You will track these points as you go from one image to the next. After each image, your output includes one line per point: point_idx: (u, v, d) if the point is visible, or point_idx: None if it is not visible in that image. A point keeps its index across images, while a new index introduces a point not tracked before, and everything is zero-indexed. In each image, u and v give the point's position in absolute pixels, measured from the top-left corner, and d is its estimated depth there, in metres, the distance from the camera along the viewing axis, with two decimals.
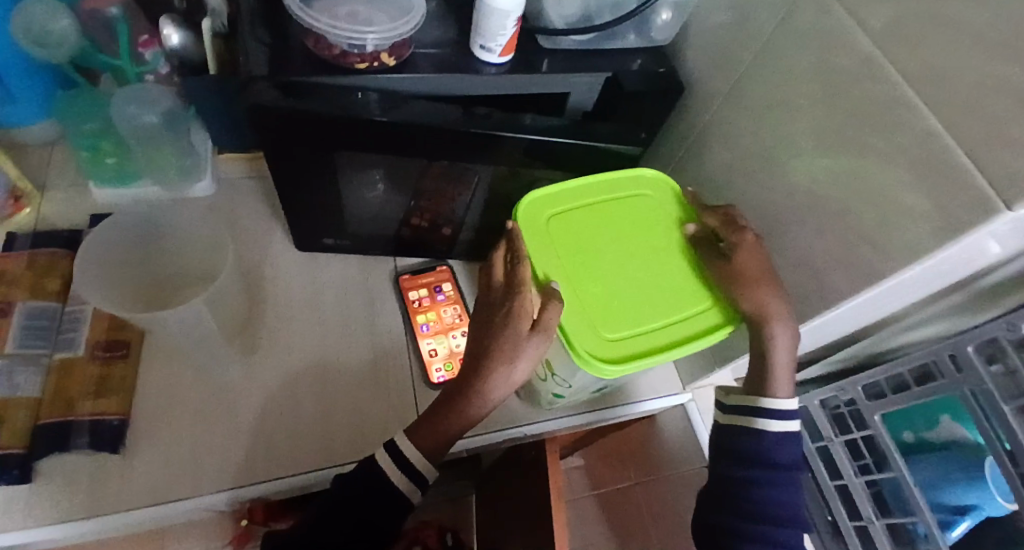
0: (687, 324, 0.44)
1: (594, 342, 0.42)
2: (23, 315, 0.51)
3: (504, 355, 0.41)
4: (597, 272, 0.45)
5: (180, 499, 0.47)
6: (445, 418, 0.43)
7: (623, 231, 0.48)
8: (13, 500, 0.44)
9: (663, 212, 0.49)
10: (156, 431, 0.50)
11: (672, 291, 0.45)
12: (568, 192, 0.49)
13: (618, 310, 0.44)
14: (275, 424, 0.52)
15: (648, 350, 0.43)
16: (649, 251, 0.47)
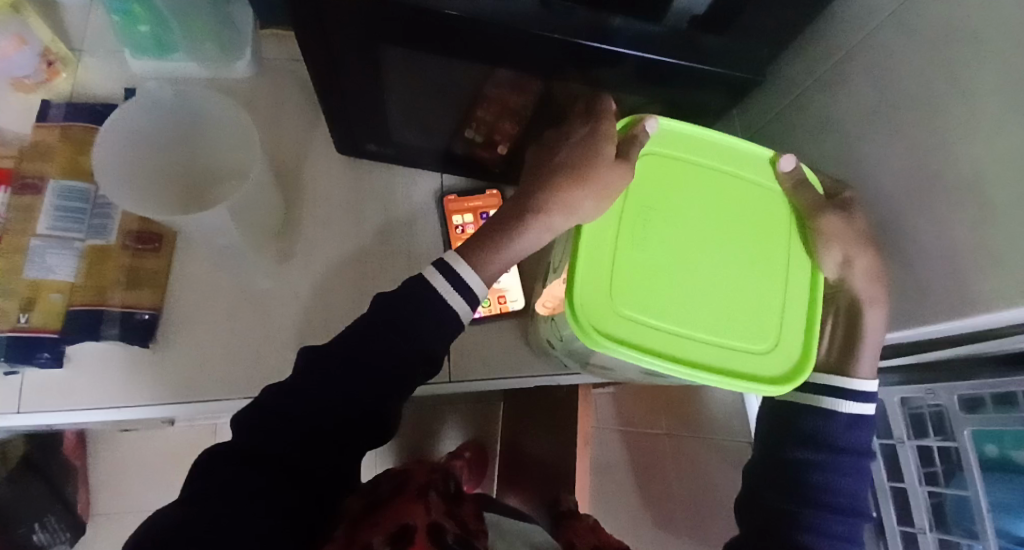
0: (723, 354, 0.36)
1: (601, 311, 0.35)
2: (57, 194, 0.49)
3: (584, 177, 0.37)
4: (656, 244, 0.37)
5: (206, 400, 0.47)
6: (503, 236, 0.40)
7: (717, 211, 0.39)
8: (49, 380, 0.45)
9: (777, 218, 0.40)
10: (186, 329, 0.49)
11: (739, 311, 0.37)
12: (678, 140, 0.40)
13: (654, 294, 0.36)
14: (305, 336, 0.50)
15: (652, 349, 0.35)
16: (738, 250, 0.38)
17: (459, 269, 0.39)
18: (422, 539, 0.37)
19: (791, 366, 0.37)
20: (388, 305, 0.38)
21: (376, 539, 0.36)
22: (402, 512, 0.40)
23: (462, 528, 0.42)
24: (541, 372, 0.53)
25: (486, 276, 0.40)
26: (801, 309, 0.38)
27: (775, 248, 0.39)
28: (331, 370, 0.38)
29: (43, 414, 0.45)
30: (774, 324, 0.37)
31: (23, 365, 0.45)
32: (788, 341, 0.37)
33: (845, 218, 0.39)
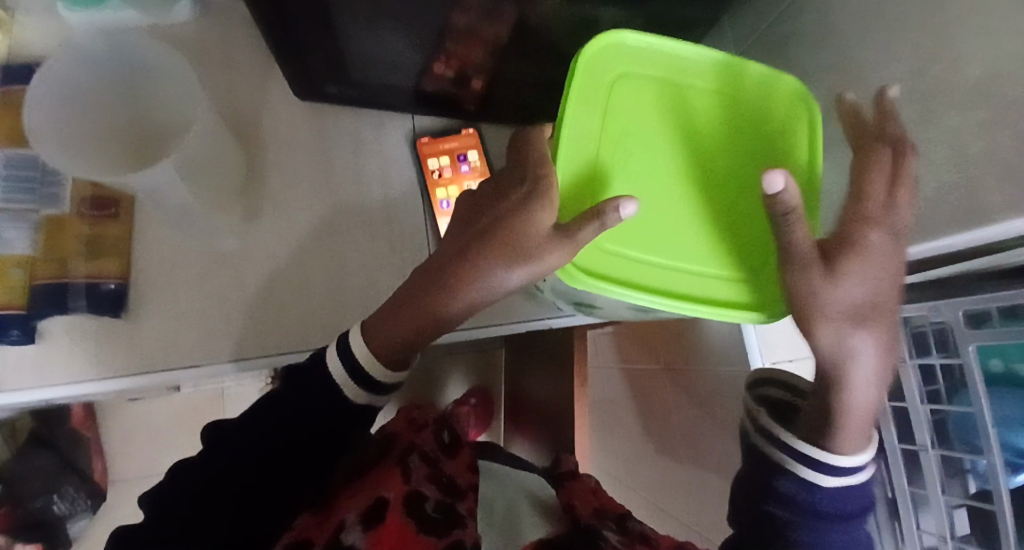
0: (704, 285, 0.35)
1: (583, 250, 0.34)
2: (4, 163, 0.45)
3: (502, 250, 0.34)
4: (638, 172, 0.36)
5: (188, 368, 0.46)
6: (424, 304, 0.36)
7: (703, 132, 0.37)
8: (22, 358, 0.44)
9: (770, 133, 0.38)
10: (156, 296, 0.47)
11: (727, 237, 0.36)
12: (659, 54, 0.37)
13: (635, 226, 0.35)
14: (281, 298, 0.48)
15: (637, 285, 0.35)
16: (722, 176, 0.37)
17: (361, 355, 0.37)
18: (398, 512, 0.40)
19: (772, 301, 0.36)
20: (346, 361, 0.37)
21: (349, 519, 0.41)
22: (382, 485, 0.43)
23: (444, 491, 0.46)
24: (530, 317, 0.52)
25: (387, 356, 0.38)
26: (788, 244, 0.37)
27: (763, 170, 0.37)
28: (283, 416, 0.39)
29: (22, 393, 0.44)
30: (760, 254, 0.36)
31: None
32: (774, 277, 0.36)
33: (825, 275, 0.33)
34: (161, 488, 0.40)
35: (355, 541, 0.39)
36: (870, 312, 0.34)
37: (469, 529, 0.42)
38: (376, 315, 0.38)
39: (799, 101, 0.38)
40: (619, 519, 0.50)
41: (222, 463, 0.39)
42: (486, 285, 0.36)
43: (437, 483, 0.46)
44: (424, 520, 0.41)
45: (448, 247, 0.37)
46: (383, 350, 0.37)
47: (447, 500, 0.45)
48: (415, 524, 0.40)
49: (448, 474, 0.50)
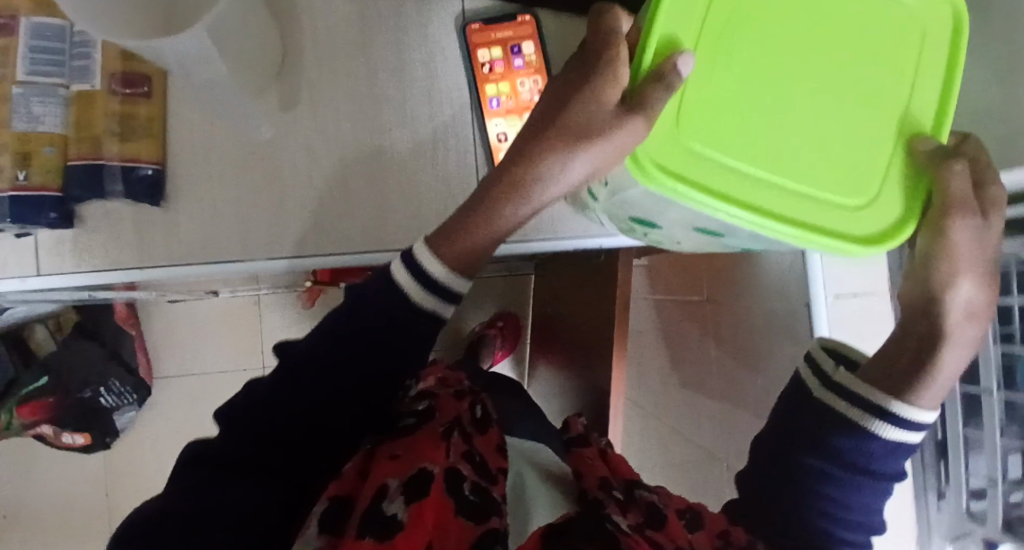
0: (812, 208, 0.32)
1: (665, 151, 0.32)
2: (28, 32, 0.42)
3: (571, 139, 0.34)
4: (747, 61, 0.32)
5: (230, 262, 0.45)
6: (493, 206, 0.39)
7: (831, 20, 0.33)
8: (62, 240, 0.43)
9: (899, 31, 0.34)
10: (195, 185, 0.45)
11: (831, 151, 0.33)
12: None
13: (730, 128, 0.32)
14: (324, 196, 0.46)
15: (726, 197, 0.31)
16: (843, 78, 0.33)
17: (422, 256, 0.40)
18: (438, 489, 0.38)
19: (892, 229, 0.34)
20: (409, 264, 0.40)
21: (392, 486, 0.38)
22: (423, 456, 0.41)
23: (480, 472, 0.42)
24: (576, 232, 0.49)
25: (452, 258, 0.40)
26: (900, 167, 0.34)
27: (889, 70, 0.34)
28: (358, 341, 0.40)
29: (70, 275, 0.44)
30: (874, 176, 0.34)
31: (30, 226, 0.42)
32: (888, 200, 0.34)
33: (980, 228, 0.33)
34: (231, 407, 0.41)
35: (398, 512, 0.36)
36: (983, 275, 0.35)
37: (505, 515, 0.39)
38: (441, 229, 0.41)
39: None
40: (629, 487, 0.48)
41: (299, 404, 0.40)
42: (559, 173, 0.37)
43: (473, 461, 0.43)
44: (461, 500, 0.38)
45: (512, 150, 0.37)
46: (447, 258, 0.40)
47: (483, 482, 0.41)
48: (454, 501, 0.37)
49: (483, 453, 0.46)
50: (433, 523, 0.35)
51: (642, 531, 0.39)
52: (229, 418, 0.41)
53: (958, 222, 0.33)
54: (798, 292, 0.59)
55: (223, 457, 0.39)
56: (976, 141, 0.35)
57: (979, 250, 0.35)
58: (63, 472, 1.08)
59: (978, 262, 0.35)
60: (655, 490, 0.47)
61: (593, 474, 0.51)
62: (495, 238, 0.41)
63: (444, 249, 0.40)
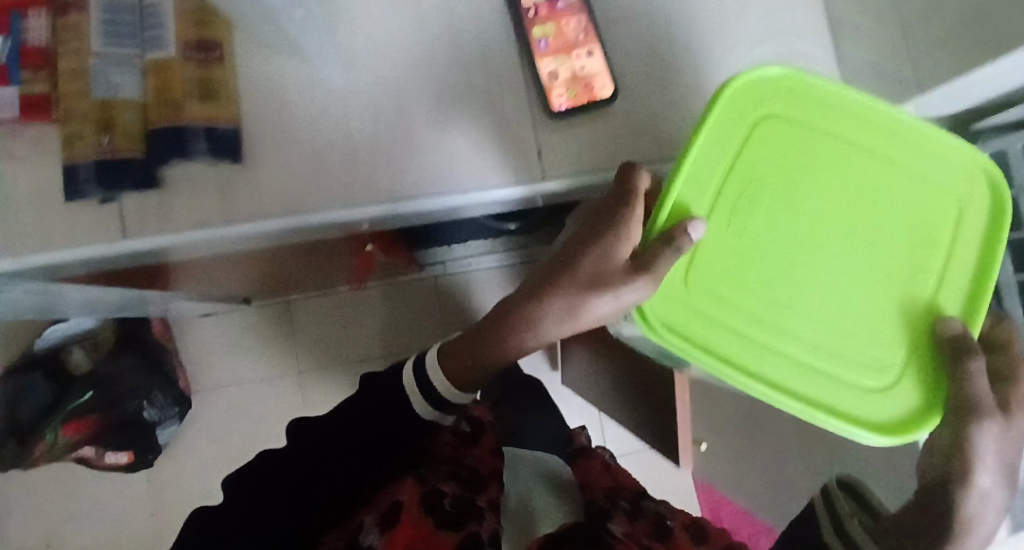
0: (816, 378, 0.40)
1: (677, 312, 0.40)
2: (100, 8, 0.44)
3: (576, 280, 0.39)
4: (764, 236, 0.41)
5: (306, 214, 0.47)
6: (498, 339, 0.42)
7: (848, 199, 0.42)
8: (146, 201, 0.45)
9: (919, 221, 0.43)
10: (267, 142, 0.47)
11: (836, 323, 0.41)
12: (832, 106, 0.43)
13: (732, 296, 0.41)
14: (390, 143, 0.48)
15: (729, 360, 0.40)
16: (853, 258, 0.42)
17: (433, 368, 0.45)
18: (412, 513, 0.42)
19: (910, 419, 0.40)
20: (420, 377, 0.46)
21: (370, 519, 0.43)
22: (397, 489, 0.46)
23: (462, 489, 0.49)
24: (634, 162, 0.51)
25: (452, 375, 0.45)
26: (920, 347, 0.41)
27: (904, 265, 0.42)
28: (351, 428, 0.47)
29: (160, 236, 0.45)
30: (883, 352, 0.41)
31: (118, 189, 0.43)
32: (902, 389, 0.41)
33: (999, 436, 0.36)
34: (236, 480, 0.48)
35: (376, 537, 0.41)
36: (1005, 446, 0.36)
37: (488, 521, 0.45)
38: (455, 343, 0.46)
39: (970, 179, 0.44)
40: (635, 499, 0.58)
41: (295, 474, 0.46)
42: (560, 316, 0.40)
43: (456, 483, 0.50)
44: (441, 512, 0.44)
45: (526, 288, 0.42)
46: (454, 377, 0.45)
47: (465, 496, 0.48)
48: (433, 521, 0.42)
49: (470, 468, 0.55)
50: (408, 539, 0.40)
51: (637, 537, 0.47)
52: (232, 488, 0.48)
53: (975, 419, 0.36)
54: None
55: (225, 515, 0.46)
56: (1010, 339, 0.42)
57: (1006, 450, 0.37)
58: (110, 493, 1.09)
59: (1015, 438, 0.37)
60: (656, 504, 0.58)
61: (597, 486, 0.61)
62: (494, 369, 0.45)
63: (450, 361, 0.45)
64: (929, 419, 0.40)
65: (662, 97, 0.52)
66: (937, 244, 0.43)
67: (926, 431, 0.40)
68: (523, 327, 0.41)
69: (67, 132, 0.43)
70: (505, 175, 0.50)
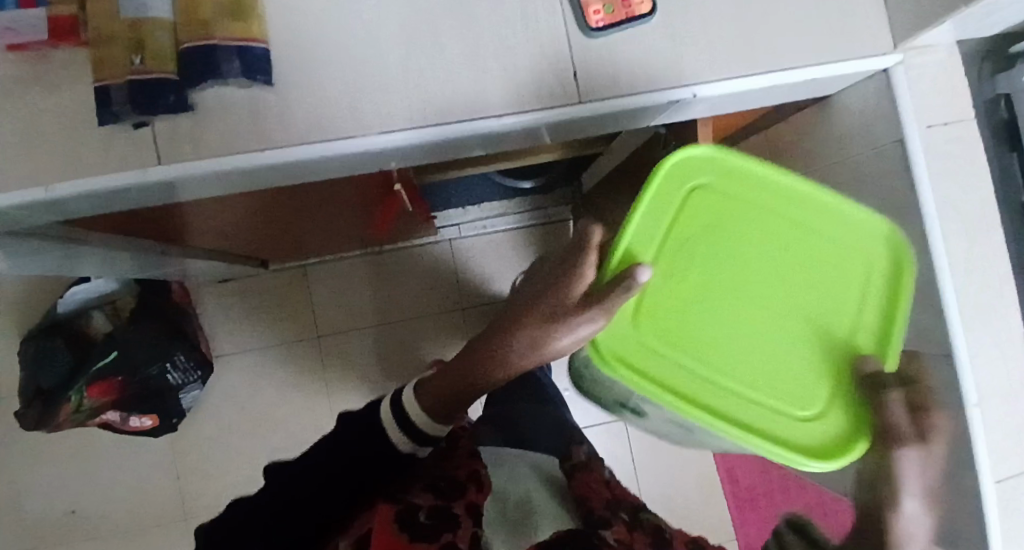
0: (770, 418, 0.39)
1: (628, 345, 0.39)
2: None
3: (532, 320, 0.39)
4: (706, 284, 0.41)
5: (342, 140, 0.46)
6: (467, 374, 0.44)
7: (783, 262, 0.42)
8: (179, 127, 0.44)
9: (849, 277, 0.43)
10: (298, 65, 0.46)
11: (776, 366, 0.40)
12: (765, 177, 0.43)
13: (682, 336, 0.40)
14: (423, 65, 0.47)
15: (678, 391, 0.38)
16: (795, 310, 0.41)
17: (408, 406, 0.47)
18: (387, 527, 0.42)
19: (844, 443, 0.39)
20: (397, 414, 0.48)
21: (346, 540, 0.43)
22: (373, 509, 0.45)
23: (440, 497, 0.48)
24: (669, 83, 0.50)
25: (428, 404, 0.47)
26: (832, 371, 0.41)
27: (818, 328, 0.41)
28: (326, 469, 0.49)
29: (195, 164, 0.44)
30: (816, 391, 0.40)
31: (151, 113, 0.42)
32: (828, 414, 0.40)
33: (922, 456, 0.39)
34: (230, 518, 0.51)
35: None
36: (929, 501, 0.39)
37: (462, 529, 0.45)
38: (432, 385, 0.47)
39: (884, 242, 0.44)
40: (633, 511, 0.56)
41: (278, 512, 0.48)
42: (522, 350, 0.40)
43: (433, 492, 0.48)
44: (415, 524, 0.43)
45: (490, 328, 0.44)
46: (427, 407, 0.47)
47: (442, 504, 0.47)
48: (406, 535, 0.42)
49: (449, 475, 0.53)
50: None
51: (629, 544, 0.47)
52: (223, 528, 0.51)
53: (906, 457, 0.38)
54: (886, 132, 0.57)
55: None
56: (919, 385, 0.43)
57: (927, 471, 0.39)
58: (133, 458, 1.10)
59: (927, 447, 0.39)
60: (655, 516, 0.57)
61: (596, 494, 0.58)
62: (461, 405, 0.48)
63: (426, 396, 0.47)
64: (860, 438, 0.39)
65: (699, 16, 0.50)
66: (852, 286, 0.43)
67: (852, 455, 0.39)
68: (484, 363, 0.43)
69: (100, 54, 0.43)
70: (542, 99, 0.49)
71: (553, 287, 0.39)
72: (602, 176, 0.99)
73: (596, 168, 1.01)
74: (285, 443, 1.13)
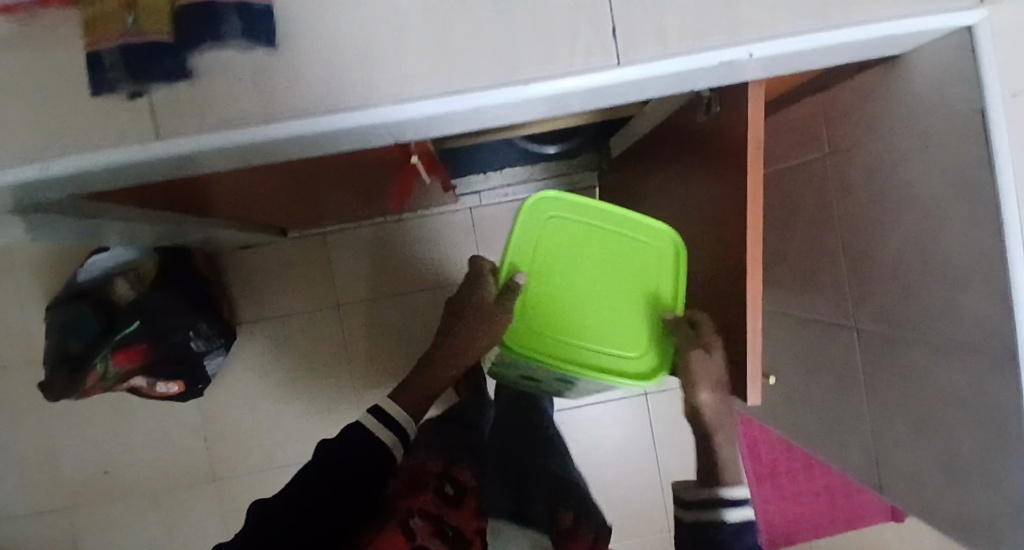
0: (607, 358, 0.72)
1: (524, 333, 0.70)
2: None
3: (472, 333, 0.69)
4: (561, 281, 0.72)
5: (352, 110, 0.42)
6: (430, 375, 0.72)
7: (607, 267, 0.72)
8: (180, 96, 0.40)
9: (652, 255, 0.73)
10: (304, 23, 0.41)
11: (611, 328, 0.72)
12: (591, 210, 0.73)
13: (556, 325, 0.71)
14: (442, 22, 0.42)
15: (557, 359, 0.70)
16: (616, 288, 0.72)
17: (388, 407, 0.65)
18: None
19: (654, 371, 0.72)
20: (380, 416, 0.62)
21: None
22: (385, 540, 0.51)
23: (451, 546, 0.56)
24: (721, 40, 0.44)
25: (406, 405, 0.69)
26: (654, 327, 0.73)
27: (635, 293, 0.72)
28: (322, 467, 0.55)
29: (199, 138, 0.41)
30: (633, 336, 0.72)
31: (149, 81, 0.39)
32: (646, 352, 0.72)
33: (706, 355, 0.64)
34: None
35: None
36: (719, 390, 0.65)
37: None
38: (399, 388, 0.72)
39: (666, 238, 0.73)
40: None
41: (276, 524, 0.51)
42: (465, 344, 0.70)
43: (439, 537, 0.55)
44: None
45: (440, 337, 0.75)
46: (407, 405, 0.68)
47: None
48: None
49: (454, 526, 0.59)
50: None
51: None
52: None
53: (699, 356, 0.64)
54: (964, 98, 0.50)
55: None
56: (702, 314, 0.67)
57: (716, 369, 0.64)
58: (162, 422, 1.13)
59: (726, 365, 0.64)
60: None
61: None
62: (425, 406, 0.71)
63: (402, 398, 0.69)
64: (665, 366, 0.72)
65: None
66: (655, 265, 0.73)
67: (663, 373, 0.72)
68: (444, 358, 0.72)
69: (91, 13, 0.38)
70: (574, 61, 0.43)
71: (467, 309, 0.71)
72: (636, 140, 0.93)
73: (630, 133, 0.95)
74: (305, 410, 1.14)
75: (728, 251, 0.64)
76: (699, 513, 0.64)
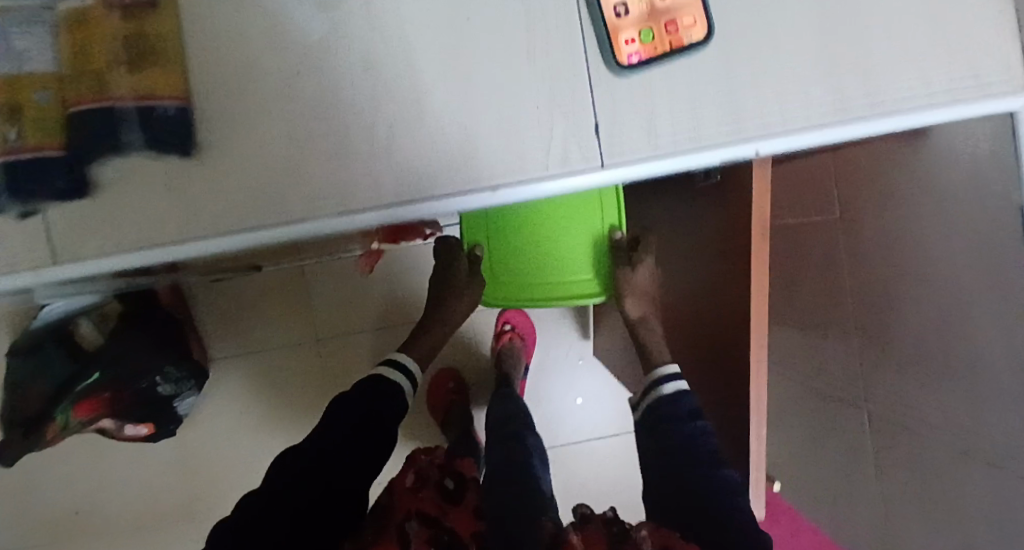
0: (569, 286, 0.71)
1: (494, 286, 0.74)
2: None
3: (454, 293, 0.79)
4: (510, 231, 0.71)
5: (288, 225, 0.35)
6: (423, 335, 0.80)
7: (551, 209, 0.69)
8: (80, 213, 0.34)
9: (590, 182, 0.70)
10: (229, 124, 0.34)
11: (566, 262, 0.71)
12: None
13: (514, 270, 0.72)
14: (396, 122, 0.36)
15: (526, 297, 0.72)
16: (564, 224, 0.70)
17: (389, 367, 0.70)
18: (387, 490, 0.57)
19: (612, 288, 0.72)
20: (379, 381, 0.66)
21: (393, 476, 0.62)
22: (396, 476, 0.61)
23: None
24: (722, 138, 0.38)
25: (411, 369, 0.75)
26: (607, 248, 0.72)
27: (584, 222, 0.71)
28: (340, 423, 0.58)
29: (104, 260, 0.34)
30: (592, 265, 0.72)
31: (38, 201, 0.32)
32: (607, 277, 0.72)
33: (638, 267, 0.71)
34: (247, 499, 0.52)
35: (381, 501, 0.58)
36: (649, 296, 0.72)
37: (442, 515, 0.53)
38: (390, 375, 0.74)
39: None
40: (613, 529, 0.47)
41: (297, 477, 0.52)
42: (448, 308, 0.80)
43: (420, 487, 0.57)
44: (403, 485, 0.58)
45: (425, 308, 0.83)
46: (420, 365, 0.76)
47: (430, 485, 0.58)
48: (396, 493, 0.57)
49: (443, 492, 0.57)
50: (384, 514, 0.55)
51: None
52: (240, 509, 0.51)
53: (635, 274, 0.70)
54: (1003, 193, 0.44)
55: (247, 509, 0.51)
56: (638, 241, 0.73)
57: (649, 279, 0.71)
58: (136, 461, 1.08)
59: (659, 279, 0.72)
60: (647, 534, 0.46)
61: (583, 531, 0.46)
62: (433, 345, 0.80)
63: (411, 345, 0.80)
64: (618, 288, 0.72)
65: (766, 41, 0.37)
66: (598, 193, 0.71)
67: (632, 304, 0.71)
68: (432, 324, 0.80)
69: None
70: (549, 162, 0.37)
71: (444, 297, 0.80)
72: None
73: None
74: (286, 447, 1.10)
75: (727, 331, 0.58)
76: (643, 402, 0.63)
